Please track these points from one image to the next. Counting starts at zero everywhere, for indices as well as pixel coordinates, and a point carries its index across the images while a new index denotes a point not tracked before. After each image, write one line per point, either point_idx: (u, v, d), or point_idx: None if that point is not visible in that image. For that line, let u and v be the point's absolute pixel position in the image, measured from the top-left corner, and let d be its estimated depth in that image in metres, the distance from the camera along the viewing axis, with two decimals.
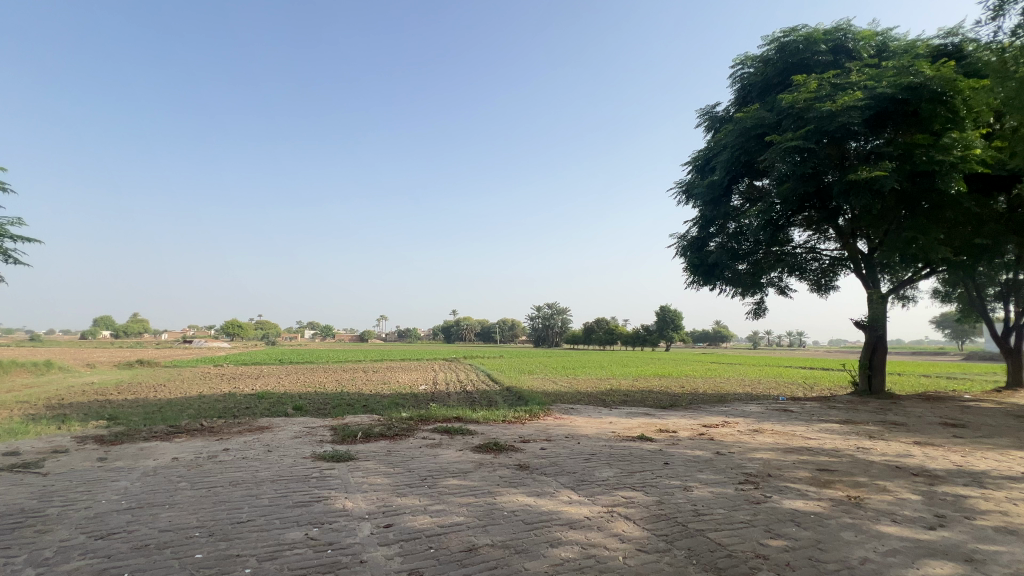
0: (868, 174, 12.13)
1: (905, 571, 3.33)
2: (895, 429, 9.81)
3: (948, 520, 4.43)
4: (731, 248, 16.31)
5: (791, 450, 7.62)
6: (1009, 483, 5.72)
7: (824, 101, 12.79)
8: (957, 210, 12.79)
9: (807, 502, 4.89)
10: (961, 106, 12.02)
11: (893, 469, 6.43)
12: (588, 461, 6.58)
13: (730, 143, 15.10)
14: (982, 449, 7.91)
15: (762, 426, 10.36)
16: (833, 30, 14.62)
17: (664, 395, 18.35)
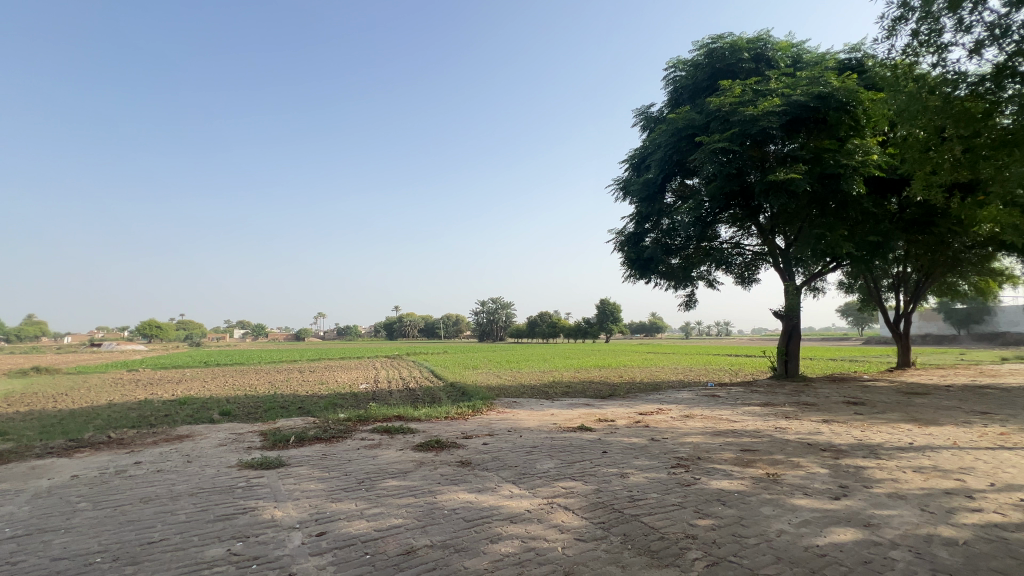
0: (785, 175, 13.15)
1: (815, 539, 3.63)
2: (807, 410, 10.76)
3: (850, 490, 4.90)
4: (665, 243, 17.12)
5: (718, 433, 8.12)
6: (899, 453, 6.43)
7: (747, 106, 13.73)
8: (858, 210, 14.20)
9: (732, 482, 5.23)
10: (862, 116, 13.34)
11: (805, 446, 7.03)
12: (529, 454, 6.65)
13: (664, 142, 15.83)
14: (879, 423, 8.84)
15: (693, 411, 10.98)
16: (754, 40, 15.63)
17: (604, 385, 18.96)
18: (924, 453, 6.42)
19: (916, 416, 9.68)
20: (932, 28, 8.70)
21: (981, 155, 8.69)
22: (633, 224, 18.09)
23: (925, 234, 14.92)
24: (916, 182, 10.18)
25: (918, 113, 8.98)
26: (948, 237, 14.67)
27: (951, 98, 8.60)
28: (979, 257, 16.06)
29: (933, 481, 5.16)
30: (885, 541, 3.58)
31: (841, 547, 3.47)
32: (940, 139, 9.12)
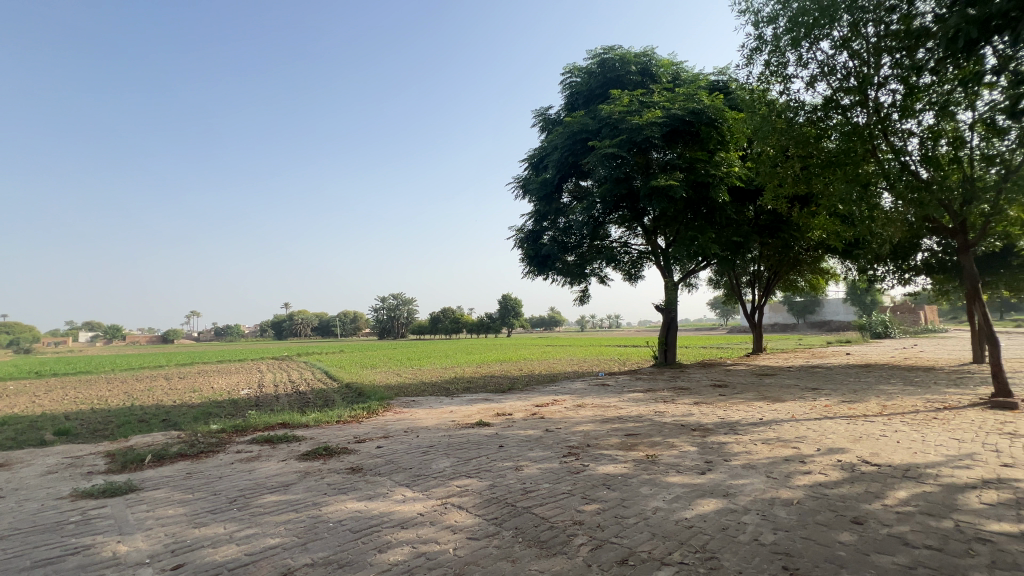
0: (665, 182, 14.45)
1: (684, 512, 4.02)
2: (682, 394, 11.96)
3: (714, 464, 5.53)
4: (561, 240, 17.89)
5: (606, 420, 8.67)
6: (751, 428, 7.40)
7: (634, 115, 14.90)
8: (724, 216, 16.08)
9: (616, 466, 5.60)
10: (727, 133, 15.14)
11: (679, 427, 7.79)
12: (425, 454, 6.50)
13: (560, 144, 16.58)
14: (737, 403, 10.12)
15: (584, 401, 11.61)
16: (641, 54, 16.94)
17: (504, 379, 19.32)
18: (770, 427, 7.46)
19: (765, 395, 11.26)
20: (779, 61, 10.10)
21: (814, 172, 10.34)
22: (532, 222, 18.68)
23: (773, 238, 17.37)
24: (767, 192, 11.77)
25: (768, 132, 10.45)
26: (791, 241, 17.24)
27: (792, 122, 10.10)
28: (812, 258, 19.08)
29: (776, 451, 6.01)
30: (739, 508, 4.08)
31: (704, 518, 3.88)
32: (785, 157, 10.68)
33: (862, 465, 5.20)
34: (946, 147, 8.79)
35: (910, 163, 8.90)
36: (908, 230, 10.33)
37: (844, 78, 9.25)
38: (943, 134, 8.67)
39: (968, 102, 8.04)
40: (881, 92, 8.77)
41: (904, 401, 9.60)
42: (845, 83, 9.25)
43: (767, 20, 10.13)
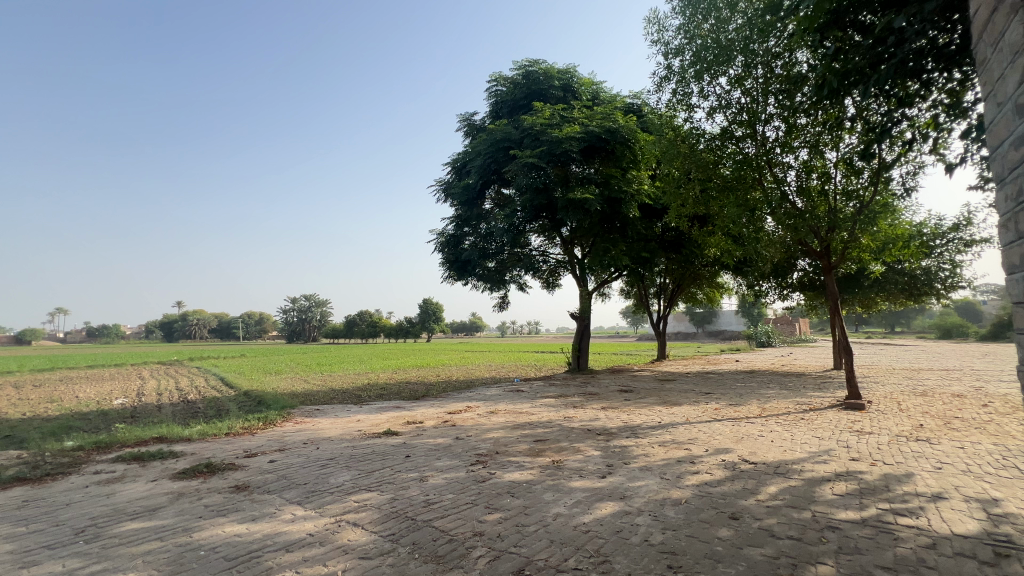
0: (581, 195, 15.07)
1: (583, 517, 4.12)
2: (591, 399, 12.44)
3: (614, 467, 5.76)
4: (482, 247, 17.94)
5: (516, 426, 8.75)
6: (650, 431, 7.85)
7: (554, 128, 15.41)
8: (634, 231, 17.08)
9: (523, 472, 5.63)
10: (639, 153, 16.14)
11: (586, 432, 8.06)
12: (323, 467, 6.07)
13: (483, 150, 16.71)
14: (640, 407, 10.73)
15: (498, 407, 11.64)
16: (564, 70, 17.53)
17: (420, 386, 18.83)
18: (667, 430, 7.96)
19: (665, 400, 12.05)
20: (684, 91, 10.97)
21: (711, 196, 11.36)
22: (452, 226, 18.56)
23: (677, 254, 18.75)
24: (671, 211, 12.71)
25: (674, 156, 11.43)
26: (692, 257, 18.71)
27: (694, 148, 11.04)
28: (710, 274, 20.87)
29: (671, 452, 6.41)
30: (633, 510, 4.27)
31: (601, 521, 4.00)
32: (687, 180, 11.59)
33: (741, 464, 5.71)
34: (816, 181, 10.05)
35: (789, 192, 10.06)
36: (786, 252, 11.66)
37: (737, 112, 10.24)
38: (814, 169, 9.90)
39: (834, 143, 9.28)
40: (766, 128, 9.85)
41: (779, 404, 10.76)
42: (738, 117, 10.25)
43: (675, 52, 10.98)
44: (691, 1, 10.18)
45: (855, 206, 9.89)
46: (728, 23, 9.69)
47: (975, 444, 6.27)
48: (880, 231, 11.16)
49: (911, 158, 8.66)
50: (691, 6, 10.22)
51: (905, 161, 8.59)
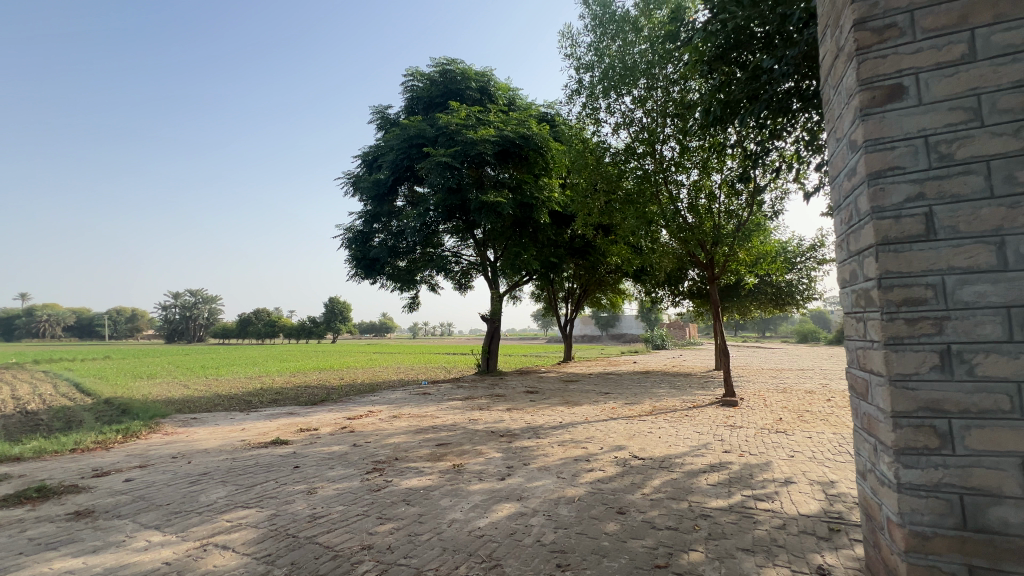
0: (494, 199, 15.20)
1: (479, 521, 4.07)
2: (498, 401, 12.54)
3: (514, 469, 5.82)
4: (391, 245, 17.34)
5: (419, 431, 8.53)
6: (551, 432, 8.07)
7: (469, 129, 15.54)
8: (544, 237, 17.52)
9: (421, 478, 5.47)
10: (551, 161, 16.65)
11: (489, 434, 8.08)
12: (194, 484, 5.39)
13: (396, 145, 16.28)
14: (543, 408, 11.03)
15: (402, 411, 11.29)
16: (482, 73, 17.50)
17: (319, 390, 17.68)
18: (567, 429, 8.24)
19: (568, 400, 12.52)
20: (593, 105, 11.52)
21: (615, 207, 12.06)
22: (362, 222, 17.80)
23: (583, 260, 19.61)
24: (579, 219, 13.43)
25: (583, 166, 12.03)
26: (597, 265, 19.66)
27: (601, 160, 11.65)
28: (613, 280, 22.15)
29: (568, 451, 6.64)
30: (528, 511, 4.32)
31: (496, 525, 3.98)
32: (594, 190, 12.19)
33: (631, 459, 6.07)
34: (704, 200, 11.05)
35: (681, 209, 10.96)
36: (678, 263, 12.72)
37: (639, 130, 10.96)
38: (702, 189, 10.89)
39: (719, 166, 10.32)
40: (663, 147, 10.65)
41: (668, 402, 11.66)
42: (639, 135, 10.98)
43: (585, 68, 11.51)
44: (601, 20, 10.75)
45: (735, 224, 11.06)
46: (633, 46, 10.37)
47: (820, 433, 7.28)
48: (755, 247, 12.61)
49: (779, 185, 9.89)
50: (602, 26, 10.76)
51: (774, 187, 9.81)
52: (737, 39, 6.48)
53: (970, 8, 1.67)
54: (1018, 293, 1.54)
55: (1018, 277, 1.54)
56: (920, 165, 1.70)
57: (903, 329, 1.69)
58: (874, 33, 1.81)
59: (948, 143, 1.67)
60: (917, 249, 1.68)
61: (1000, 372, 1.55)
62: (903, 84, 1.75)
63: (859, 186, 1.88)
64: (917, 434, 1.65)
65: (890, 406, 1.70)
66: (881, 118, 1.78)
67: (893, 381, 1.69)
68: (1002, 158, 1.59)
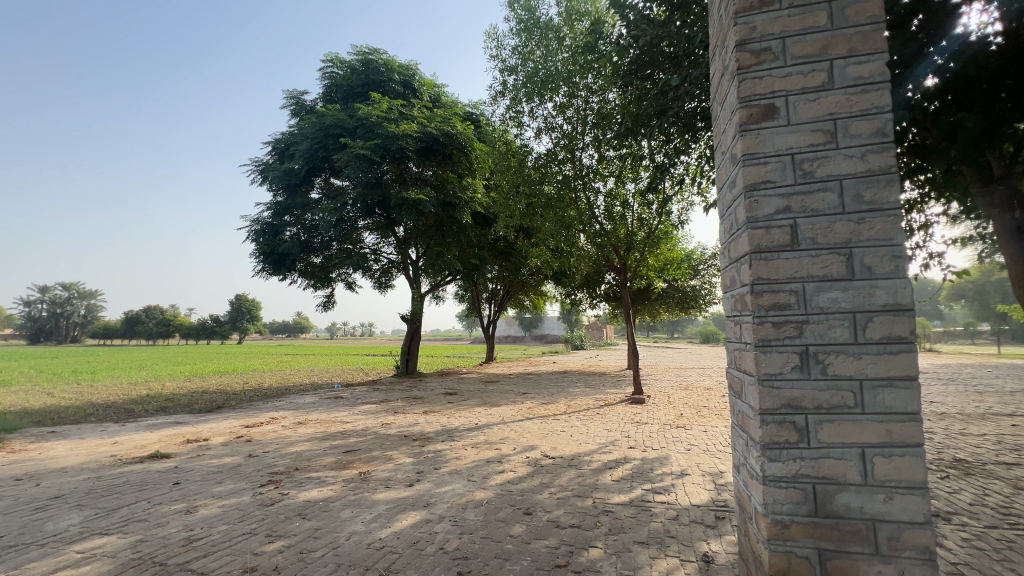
0: (415, 196, 14.81)
1: (380, 532, 3.88)
2: (414, 404, 12.20)
3: (423, 474, 5.64)
4: (303, 239, 16.27)
5: (326, 437, 8.02)
6: (466, 434, 7.98)
7: (391, 123, 15.08)
8: (467, 237, 17.37)
9: (322, 489, 5.12)
10: (474, 162, 16.59)
11: (401, 438, 7.81)
12: (40, 511, 4.59)
13: (311, 134, 15.39)
14: (460, 410, 10.92)
15: (308, 416, 10.58)
16: (405, 66, 16.95)
17: (217, 395, 16.09)
18: (482, 431, 8.19)
19: (486, 401, 12.49)
20: (516, 108, 11.62)
21: (536, 210, 12.25)
22: (271, 214, 16.54)
23: (505, 262, 19.76)
24: (501, 220, 13.49)
25: (506, 168, 12.14)
26: (519, 266, 19.90)
27: (524, 163, 11.81)
28: (534, 282, 22.56)
29: (481, 453, 6.59)
30: (434, 517, 4.19)
31: (399, 535, 3.81)
32: (516, 192, 12.29)
33: (542, 459, 6.16)
34: (619, 208, 11.58)
35: (598, 215, 11.41)
36: (594, 266, 13.23)
37: (560, 137, 11.24)
38: (617, 198, 11.41)
39: (632, 176, 10.89)
40: (583, 155, 11.02)
41: (582, 401, 12.05)
42: (560, 141, 11.26)
43: (509, 71, 11.60)
44: (527, 26, 10.91)
45: (646, 232, 11.71)
46: (555, 55, 10.61)
47: (714, 427, 7.90)
48: (663, 254, 13.47)
49: (685, 197, 10.62)
50: (527, 30, 10.91)
51: (681, 198, 10.54)
52: (650, 57, 6.85)
53: (830, 40, 1.84)
54: (862, 299, 1.72)
55: (862, 285, 1.72)
56: (788, 180, 1.84)
57: (770, 331, 1.80)
58: (753, 55, 1.92)
59: (810, 162, 1.82)
60: (783, 258, 1.81)
61: (847, 371, 1.71)
62: (775, 105, 1.88)
63: (738, 196, 1.99)
64: (781, 429, 1.77)
65: (759, 404, 1.79)
66: (757, 134, 1.90)
67: (762, 380, 1.79)
68: (852, 178, 1.77)
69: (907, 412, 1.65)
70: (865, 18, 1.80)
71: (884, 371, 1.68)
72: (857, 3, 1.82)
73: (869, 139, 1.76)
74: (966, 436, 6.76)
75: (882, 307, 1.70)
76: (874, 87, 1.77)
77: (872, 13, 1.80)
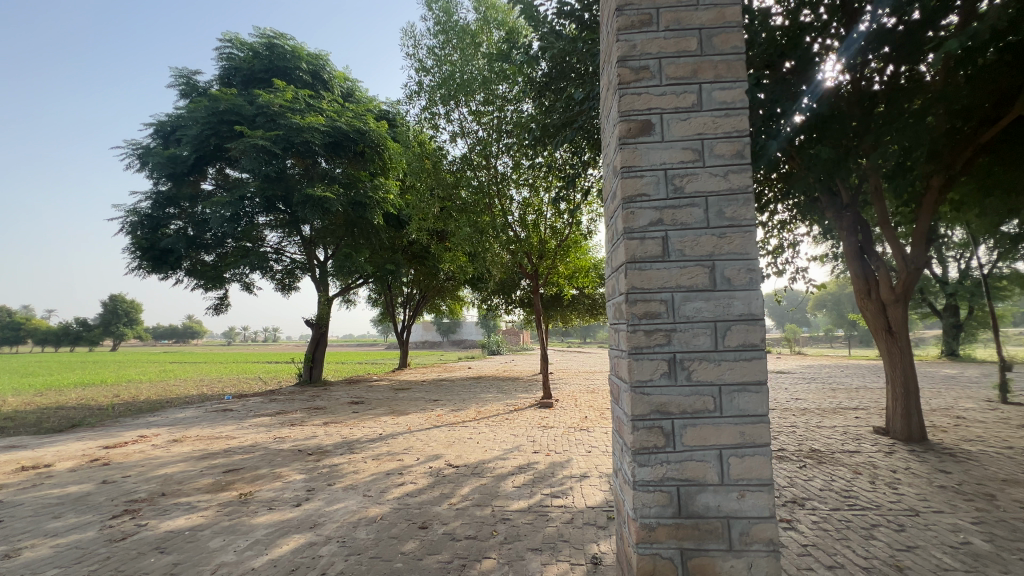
0: (321, 193, 13.94)
1: (254, 561, 3.49)
2: (315, 414, 11.40)
3: (314, 492, 5.23)
4: (190, 234, 14.60)
5: (205, 456, 7.17)
6: (368, 445, 7.58)
7: (295, 114, 14.13)
8: (378, 239, 16.69)
9: (191, 516, 4.53)
10: (388, 162, 16.05)
11: (295, 453, 7.21)
12: None
13: (201, 119, 13.92)
14: (365, 420, 10.39)
15: (187, 433, 9.41)
16: (315, 55, 15.94)
17: (74, 411, 13.80)
18: (385, 441, 7.84)
19: (394, 409, 12.02)
20: (432, 110, 11.42)
21: (450, 214, 12.11)
22: (151, 205, 14.65)
23: (420, 265, 19.30)
24: (415, 222, 13.14)
25: (421, 169, 11.86)
26: (434, 270, 19.54)
27: (439, 166, 11.64)
28: (451, 287, 22.32)
29: (382, 465, 6.28)
30: (320, 539, 3.87)
31: (276, 562, 3.46)
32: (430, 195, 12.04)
33: (445, 468, 6.00)
34: (533, 216, 11.82)
35: (511, 222, 11.55)
36: (507, 273, 13.37)
37: (474, 142, 11.23)
38: (531, 206, 11.63)
39: (545, 186, 11.18)
40: (498, 161, 11.10)
41: (493, 406, 12.06)
42: (475, 147, 11.25)
43: (425, 71, 11.39)
44: (443, 28, 10.81)
45: (557, 241, 12.08)
46: (471, 60, 10.59)
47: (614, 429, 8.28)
48: (573, 263, 13.98)
49: (593, 209, 11.10)
50: (444, 33, 10.79)
51: (590, 209, 11.01)
52: (562, 71, 7.07)
53: (700, 65, 1.96)
54: (722, 309, 1.84)
55: (722, 295, 1.84)
56: (661, 194, 1.92)
57: (643, 339, 1.85)
58: (633, 71, 1.98)
59: (680, 177, 1.91)
60: (654, 268, 1.87)
61: (708, 377, 1.81)
62: (652, 121, 1.95)
63: (618, 207, 2.04)
64: (649, 435, 1.81)
65: (630, 411, 1.83)
66: (635, 148, 1.95)
67: (634, 387, 1.83)
68: (715, 196, 1.89)
69: (758, 414, 1.79)
70: (729, 47, 1.94)
71: (739, 376, 1.80)
72: (722, 33, 1.95)
73: (730, 160, 1.90)
74: (821, 428, 7.75)
75: (738, 316, 1.82)
76: (735, 112, 1.91)
77: (735, 43, 1.95)
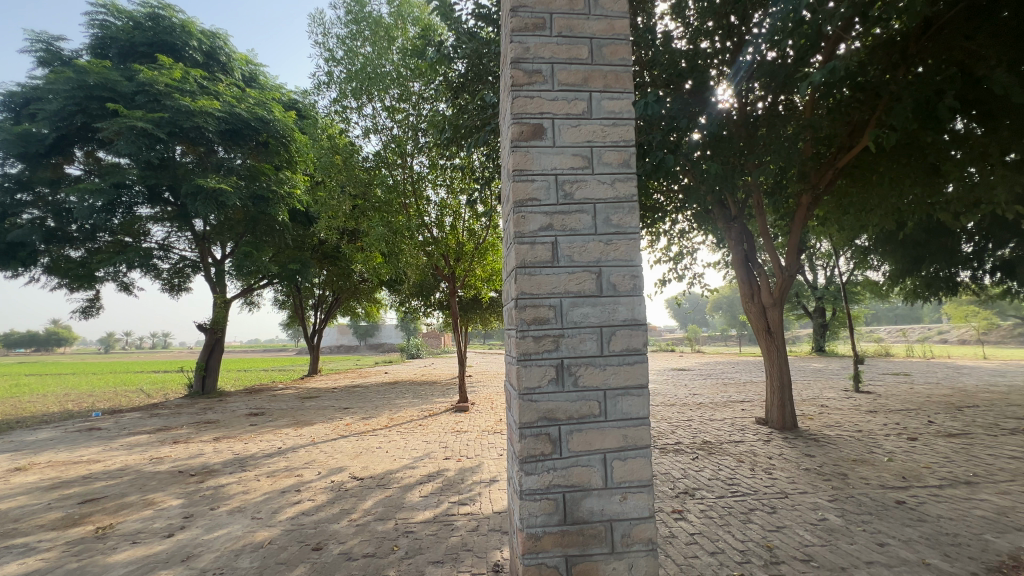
0: (214, 185, 12.60)
1: None
2: (204, 429, 10.26)
3: (193, 518, 4.66)
4: (49, 226, 12.51)
5: (56, 485, 6.12)
6: (263, 461, 6.95)
7: (184, 95, 12.70)
8: (283, 238, 15.44)
9: (26, 561, 3.80)
10: (295, 155, 14.94)
11: (173, 475, 6.39)
12: None
13: (63, 92, 12.02)
14: (263, 433, 9.54)
15: (37, 458, 7.99)
16: (210, 33, 14.43)
17: None
18: (284, 456, 7.24)
19: (298, 420, 11.19)
20: (344, 103, 10.83)
21: (362, 213, 11.56)
22: None
23: (331, 266, 18.19)
24: (323, 220, 12.33)
25: (330, 165, 11.18)
26: (348, 271, 18.52)
27: (351, 161, 11.06)
28: (366, 289, 21.34)
29: (277, 483, 5.77)
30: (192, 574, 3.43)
31: None
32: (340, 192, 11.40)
33: (348, 482, 5.66)
34: (450, 218, 11.65)
35: (428, 223, 11.29)
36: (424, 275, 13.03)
37: (389, 139, 10.82)
38: (448, 207, 11.45)
39: (462, 188, 11.06)
40: (413, 161, 10.80)
41: (407, 412, 11.68)
42: (389, 144, 10.84)
43: (335, 61, 10.78)
44: (356, 18, 10.31)
45: (475, 244, 12.01)
46: (385, 55, 10.21)
47: None
48: (491, 265, 14.00)
49: None
50: (356, 24, 10.29)
51: None
52: (479, 74, 7.04)
53: (591, 74, 1.98)
54: (607, 314, 1.86)
55: (607, 300, 1.87)
56: (552, 199, 1.91)
57: (531, 345, 1.82)
58: (526, 74, 1.96)
59: (570, 183, 1.92)
60: (544, 273, 1.86)
61: (594, 382, 1.83)
62: (544, 125, 1.94)
63: (511, 211, 2.00)
64: (537, 442, 1.79)
65: (519, 418, 1.79)
66: (527, 152, 1.92)
67: (522, 395, 1.79)
68: (602, 203, 1.92)
69: (639, 417, 1.84)
70: (617, 59, 2.00)
71: (623, 381, 1.85)
72: (611, 43, 2.00)
73: (617, 168, 1.94)
74: (713, 421, 8.43)
75: (622, 322, 1.87)
76: (622, 122, 1.97)
77: (623, 55, 2.01)
